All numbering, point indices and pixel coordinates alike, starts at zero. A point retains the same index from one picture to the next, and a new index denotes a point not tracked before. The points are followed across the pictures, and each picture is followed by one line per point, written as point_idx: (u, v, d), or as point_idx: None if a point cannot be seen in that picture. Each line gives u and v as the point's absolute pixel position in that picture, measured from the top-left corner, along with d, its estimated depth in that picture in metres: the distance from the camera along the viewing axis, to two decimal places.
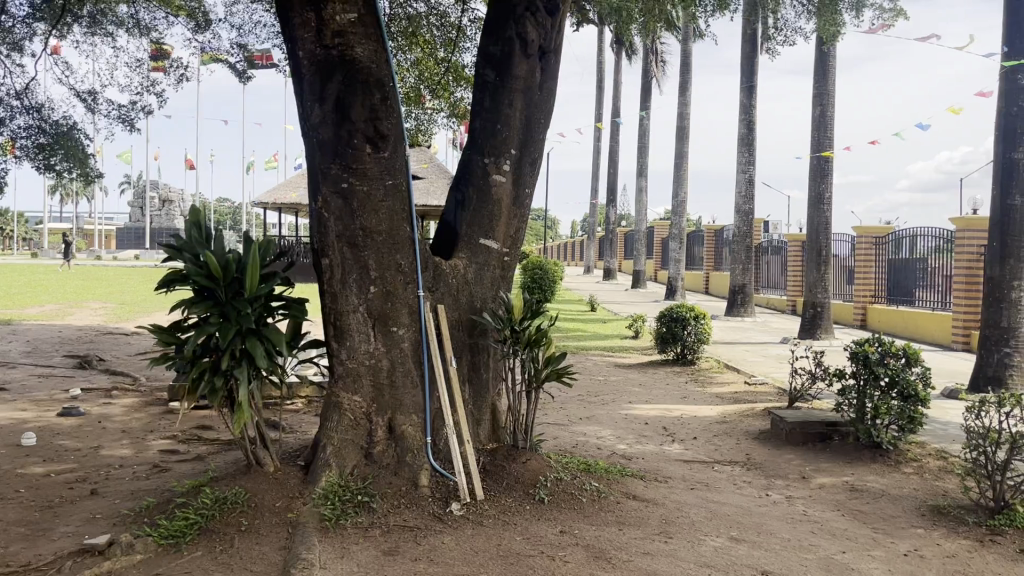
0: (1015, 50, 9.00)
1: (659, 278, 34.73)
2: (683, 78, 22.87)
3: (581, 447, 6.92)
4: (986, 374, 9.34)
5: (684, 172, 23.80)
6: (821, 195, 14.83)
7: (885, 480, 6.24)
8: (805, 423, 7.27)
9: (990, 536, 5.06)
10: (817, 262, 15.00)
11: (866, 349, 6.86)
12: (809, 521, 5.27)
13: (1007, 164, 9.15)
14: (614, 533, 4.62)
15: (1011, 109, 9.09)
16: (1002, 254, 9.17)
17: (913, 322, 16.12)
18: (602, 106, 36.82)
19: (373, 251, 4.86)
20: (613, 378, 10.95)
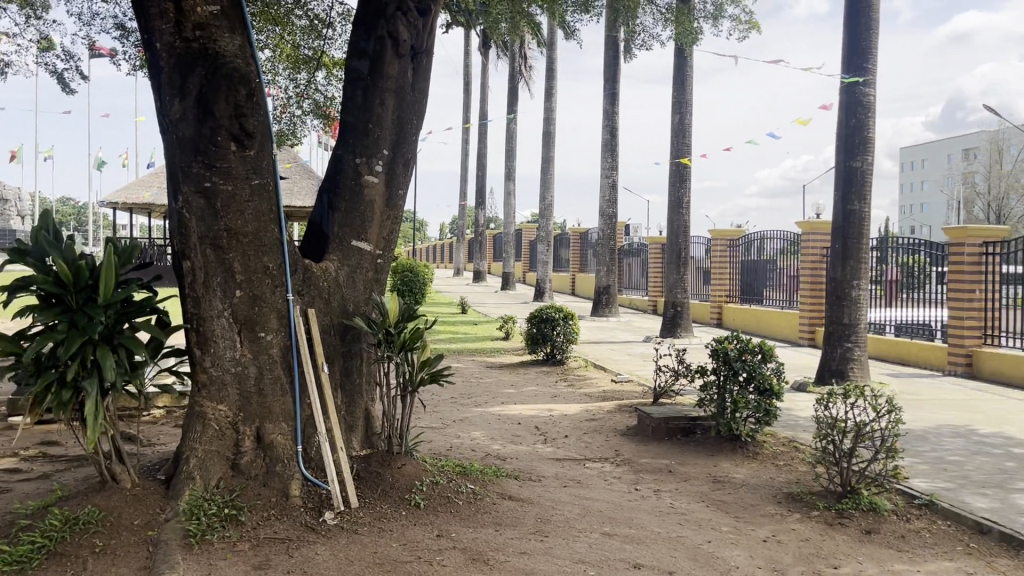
0: (853, 67, 9.72)
1: (528, 280, 35.24)
2: (549, 83, 23.30)
3: (455, 450, 6.91)
4: (831, 367, 10.02)
5: (550, 176, 24.26)
6: (680, 199, 15.48)
7: (745, 470, 6.56)
8: (669, 418, 7.55)
9: (838, 519, 5.43)
10: (677, 264, 15.62)
11: (725, 346, 7.19)
12: (676, 514, 5.48)
13: (847, 172, 9.83)
14: (490, 534, 4.63)
15: (850, 120, 9.79)
16: (844, 255, 9.84)
17: (764, 320, 17.08)
18: (468, 110, 37.01)
19: (239, 254, 4.66)
20: (485, 380, 11.01)
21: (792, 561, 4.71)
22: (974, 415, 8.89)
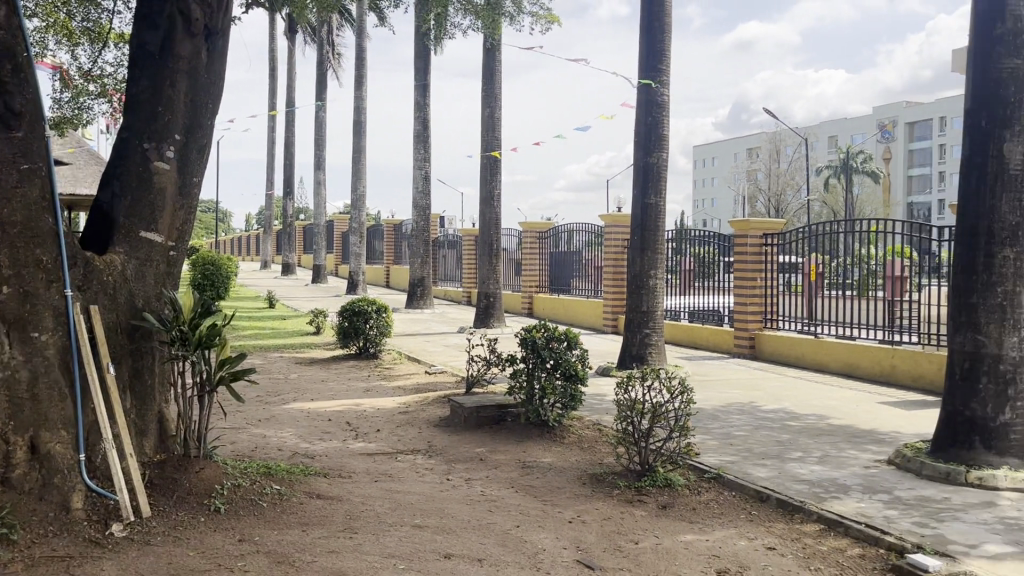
0: (648, 69, 10.26)
1: (340, 273, 34.51)
2: (359, 73, 22.89)
3: (261, 450, 6.64)
4: (632, 353, 10.56)
5: (362, 166, 23.86)
6: (490, 191, 15.72)
7: (552, 455, 6.78)
8: (479, 407, 7.65)
9: (638, 496, 5.73)
10: (489, 255, 15.86)
11: (533, 335, 7.36)
12: (485, 501, 5.56)
13: (645, 167, 10.38)
14: (297, 535, 4.48)
15: (646, 119, 10.33)
16: (642, 247, 10.39)
17: (572, 309, 17.74)
18: (275, 96, 35.63)
19: (5, 245, 4.20)
20: (294, 376, 10.66)
21: (595, 539, 4.91)
22: (757, 393, 9.70)
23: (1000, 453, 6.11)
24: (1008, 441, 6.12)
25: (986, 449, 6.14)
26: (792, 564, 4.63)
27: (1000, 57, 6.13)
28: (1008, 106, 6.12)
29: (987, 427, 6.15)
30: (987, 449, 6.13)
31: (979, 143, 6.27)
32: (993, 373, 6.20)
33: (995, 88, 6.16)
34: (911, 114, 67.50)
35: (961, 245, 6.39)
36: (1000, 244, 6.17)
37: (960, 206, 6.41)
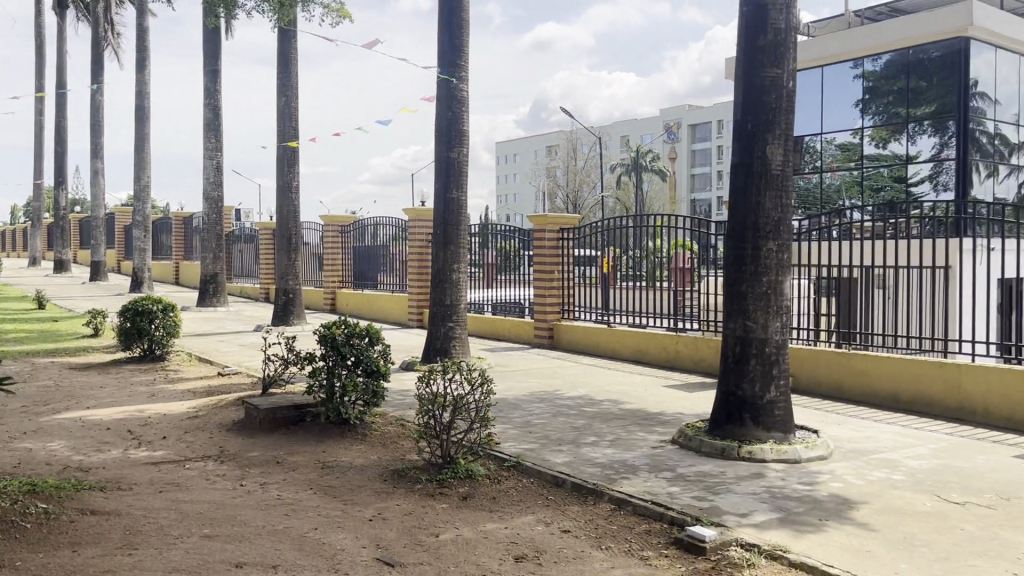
0: (447, 64, 10.31)
1: (123, 270, 32.02)
2: (141, 55, 21.34)
3: (25, 466, 6.01)
4: (435, 347, 10.58)
5: (146, 155, 22.27)
6: (288, 183, 15.20)
7: (353, 453, 6.66)
8: (275, 408, 7.36)
9: (439, 489, 5.76)
10: (287, 250, 15.33)
11: (333, 331, 7.16)
12: (282, 505, 5.36)
13: (445, 162, 10.42)
14: (65, 556, 4.09)
15: (446, 113, 10.38)
16: (444, 240, 10.44)
17: (376, 304, 17.55)
18: (43, 76, 32.42)
19: None
20: (67, 383, 9.76)
21: (395, 536, 4.87)
22: (555, 382, 10.05)
23: (767, 427, 6.74)
24: (773, 416, 6.76)
25: (755, 425, 6.74)
26: (585, 544, 4.83)
27: (763, 65, 6.72)
28: (770, 111, 6.71)
29: (756, 405, 6.76)
30: (756, 425, 6.73)
31: (746, 145, 6.84)
32: (760, 356, 6.79)
33: (761, 94, 6.74)
34: (693, 117, 72.60)
35: (732, 239, 6.93)
36: (765, 238, 6.76)
37: (730, 203, 6.96)
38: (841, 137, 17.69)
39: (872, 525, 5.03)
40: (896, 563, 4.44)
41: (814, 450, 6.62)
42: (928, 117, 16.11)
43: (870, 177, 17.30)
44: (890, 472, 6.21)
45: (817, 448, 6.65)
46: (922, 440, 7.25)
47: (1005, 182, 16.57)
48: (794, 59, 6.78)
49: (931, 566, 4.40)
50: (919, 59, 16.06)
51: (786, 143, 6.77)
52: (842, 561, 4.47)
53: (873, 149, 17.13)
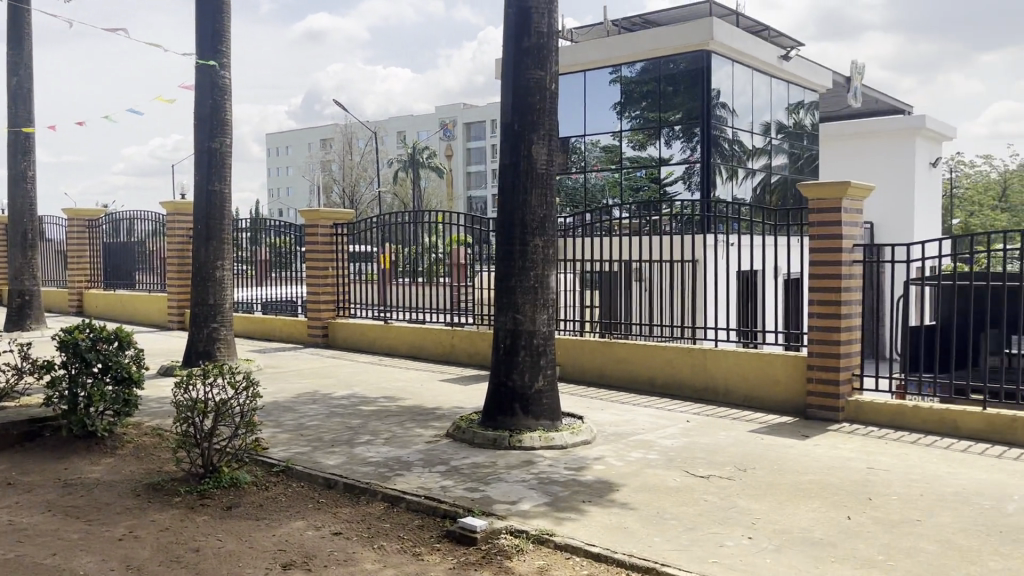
0: (205, 49, 9.72)
1: None
2: None
3: None
4: (197, 349, 9.94)
5: None
6: (22, 173, 13.64)
7: (100, 468, 6.09)
8: (5, 424, 6.55)
9: (200, 500, 5.41)
10: (22, 246, 13.77)
11: (75, 336, 6.45)
12: (12, 532, 4.78)
13: (206, 152, 9.82)
14: None
15: (205, 100, 9.78)
16: (206, 236, 9.85)
17: (131, 305, 16.24)
18: None
19: None
20: None
21: (149, 554, 4.51)
22: (328, 381, 9.81)
23: (536, 416, 6.99)
24: (542, 405, 7.03)
25: (525, 414, 6.98)
26: (356, 546, 4.74)
27: (527, 67, 6.94)
28: (534, 111, 6.95)
29: (525, 395, 6.99)
30: (526, 414, 6.97)
31: (512, 144, 7.04)
32: (529, 348, 7.03)
33: (525, 95, 6.95)
34: (467, 115, 73.97)
35: (501, 235, 7.10)
36: (532, 234, 7.00)
37: (499, 200, 7.13)
38: (601, 140, 18.27)
39: (631, 503, 5.36)
40: (650, 537, 4.76)
41: (579, 435, 6.95)
42: (677, 122, 17.01)
43: (627, 178, 17.97)
44: (647, 452, 6.67)
45: (582, 433, 7.00)
46: (674, 420, 7.85)
47: (743, 185, 18.12)
48: (556, 62, 7.06)
49: (679, 536, 4.77)
50: (667, 69, 16.92)
51: (550, 143, 7.05)
52: (603, 539, 4.73)
53: (629, 151, 17.83)
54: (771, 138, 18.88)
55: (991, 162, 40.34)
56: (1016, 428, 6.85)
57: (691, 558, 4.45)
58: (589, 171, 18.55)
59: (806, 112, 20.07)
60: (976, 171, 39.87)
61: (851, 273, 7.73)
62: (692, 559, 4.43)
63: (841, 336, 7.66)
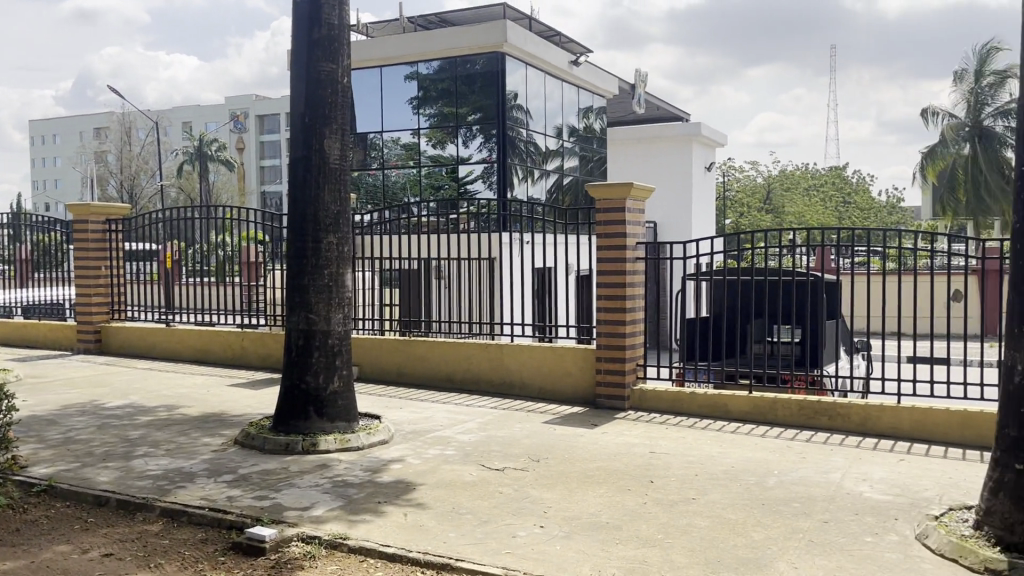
0: None
1: None
2: None
3: None
4: None
5: None
6: None
7: None
8: None
9: None
10: None
11: None
12: None
13: None
14: None
15: None
16: None
17: None
18: None
19: None
20: None
21: None
22: (102, 391, 9.03)
23: (330, 419, 6.81)
24: (337, 407, 6.86)
25: (319, 417, 6.78)
26: (129, 567, 4.39)
27: (318, 58, 6.73)
28: (326, 105, 6.77)
29: (319, 397, 6.79)
30: (320, 417, 6.77)
31: (303, 138, 6.81)
32: (323, 348, 6.83)
33: (316, 88, 6.74)
34: (261, 108, 71.07)
35: (292, 232, 6.84)
36: (325, 231, 6.80)
37: (290, 195, 6.88)
38: (401, 137, 18.02)
39: (426, 500, 5.35)
40: (445, 533, 4.77)
41: (376, 436, 6.84)
42: (474, 121, 17.23)
43: (427, 176, 17.89)
44: (444, 448, 6.69)
45: (379, 433, 6.90)
46: (471, 416, 7.94)
47: (538, 184, 18.69)
48: (348, 56, 6.91)
49: (474, 530, 4.82)
50: (464, 69, 17.09)
51: (343, 138, 6.88)
52: (398, 539, 4.68)
53: (429, 149, 17.77)
54: (564, 140, 19.63)
55: (756, 168, 44.35)
56: (776, 408, 7.54)
57: (485, 550, 4.51)
58: (388, 168, 18.28)
59: (595, 116, 21.04)
60: (744, 175, 43.67)
61: (634, 269, 8.18)
62: (485, 552, 4.49)
63: (626, 329, 8.08)
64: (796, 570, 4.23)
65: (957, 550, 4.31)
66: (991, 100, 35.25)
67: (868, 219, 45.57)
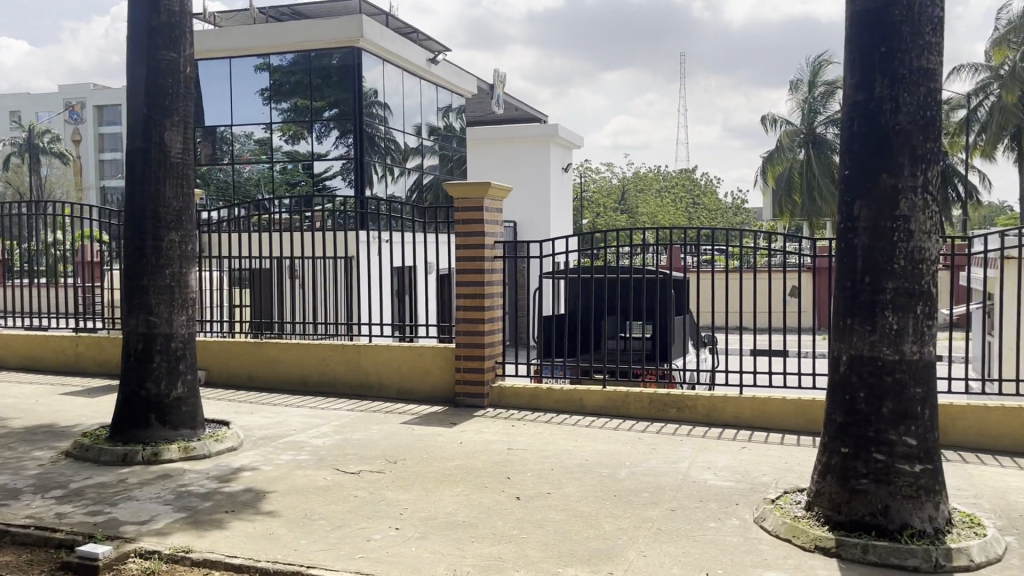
0: None
1: None
2: None
3: None
4: None
5: None
6: None
7: None
8: None
9: None
10: None
11: None
12: None
13: None
14: None
15: None
16: None
17: None
18: None
19: None
20: None
21: None
22: None
23: (174, 426, 6.45)
24: (181, 414, 6.50)
25: (162, 425, 6.41)
26: None
27: (157, 46, 6.36)
28: (167, 95, 6.40)
29: (161, 404, 6.42)
30: (163, 424, 6.41)
31: (142, 130, 6.42)
32: (166, 351, 6.46)
33: (155, 78, 6.37)
34: (99, 97, 66.74)
35: (130, 229, 6.44)
36: (167, 229, 6.44)
37: (127, 190, 6.47)
38: (253, 131, 17.33)
39: (277, 507, 5.17)
40: (296, 540, 4.62)
41: (224, 442, 6.53)
42: (331, 117, 16.83)
43: (282, 171, 17.30)
44: (297, 453, 6.48)
45: (227, 440, 6.59)
46: (327, 419, 7.74)
47: (398, 182, 18.48)
48: (190, 45, 6.56)
49: (327, 535, 4.69)
50: (319, 63, 16.69)
51: (186, 131, 6.54)
52: (246, 549, 4.49)
53: (282, 144, 17.19)
54: (423, 139, 19.50)
55: (611, 169, 45.72)
56: (628, 402, 7.78)
57: (338, 556, 4.40)
58: (239, 163, 17.54)
59: (454, 115, 21.03)
60: (600, 176, 44.93)
61: (492, 267, 8.22)
62: (339, 557, 4.38)
63: (485, 327, 8.11)
64: (644, 558, 4.36)
65: (790, 530, 4.58)
66: (822, 109, 37.89)
67: (714, 219, 47.93)
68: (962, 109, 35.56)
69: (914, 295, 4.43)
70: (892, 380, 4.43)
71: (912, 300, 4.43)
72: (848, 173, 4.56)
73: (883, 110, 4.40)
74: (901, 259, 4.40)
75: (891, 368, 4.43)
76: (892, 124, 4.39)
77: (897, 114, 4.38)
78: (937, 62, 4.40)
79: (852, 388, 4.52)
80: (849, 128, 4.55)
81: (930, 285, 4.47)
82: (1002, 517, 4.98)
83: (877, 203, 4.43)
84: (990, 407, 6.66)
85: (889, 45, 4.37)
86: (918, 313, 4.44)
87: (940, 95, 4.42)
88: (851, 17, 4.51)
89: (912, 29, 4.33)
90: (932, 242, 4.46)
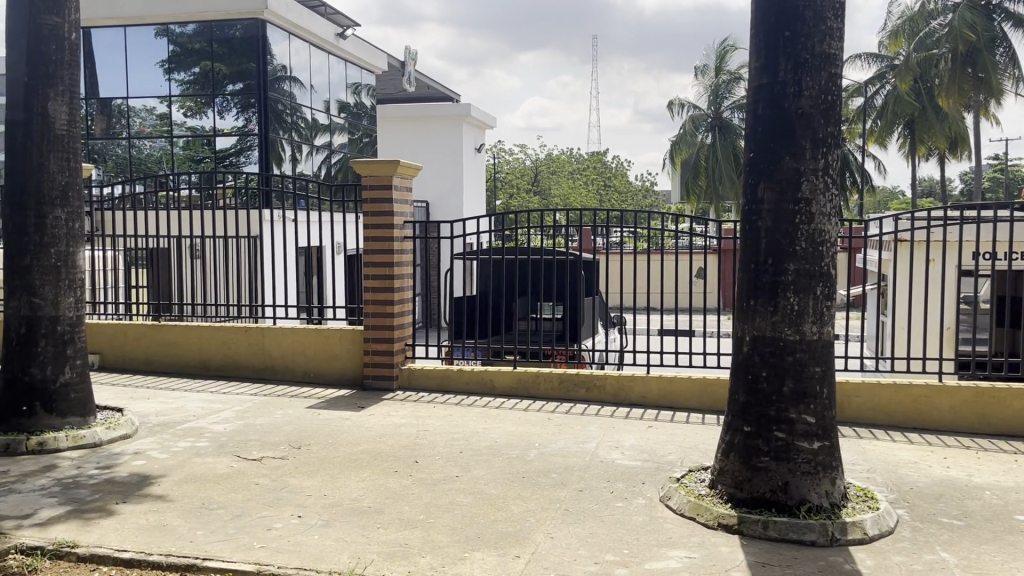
0: None
1: None
2: None
3: None
4: None
5: None
6: None
7: None
8: None
9: None
10: None
11: None
12: None
13: None
14: None
15: None
16: None
17: None
18: None
19: None
20: None
21: None
22: None
23: (61, 414, 6.08)
24: (69, 401, 6.13)
25: (47, 413, 6.03)
26: None
27: (38, 10, 5.93)
28: (51, 63, 5.98)
29: (46, 391, 6.04)
30: (48, 412, 6.03)
31: (23, 99, 6.00)
32: (51, 336, 6.08)
33: (35, 43, 5.94)
34: None
35: (9, 207, 6.03)
36: (52, 205, 6.05)
37: (8, 164, 6.05)
38: (152, 105, 16.49)
39: (170, 497, 4.94)
40: (192, 531, 4.42)
41: (116, 430, 6.19)
42: (235, 91, 16.21)
43: (184, 147, 16.56)
44: (195, 440, 6.22)
45: (120, 427, 6.24)
46: (229, 404, 7.47)
47: (306, 161, 17.98)
48: (75, 9, 6.14)
49: (225, 526, 4.50)
50: (221, 33, 16.04)
51: (72, 102, 6.13)
52: (137, 542, 4.27)
53: (183, 119, 16.44)
54: (332, 116, 19.02)
55: (524, 150, 45.53)
56: (539, 382, 7.78)
57: (236, 546, 4.22)
58: (137, 137, 16.70)
59: (365, 92, 20.59)
60: (513, 157, 44.88)
61: (402, 248, 8.06)
62: (236, 547, 4.20)
63: (393, 308, 7.97)
64: (551, 540, 4.34)
65: (694, 509, 4.65)
66: (727, 95, 38.90)
67: (625, 203, 48.41)
68: (859, 96, 36.99)
69: (815, 276, 4.52)
70: (792, 359, 4.53)
71: (813, 281, 4.52)
72: (753, 156, 4.61)
73: (786, 94, 4.46)
74: (802, 241, 4.49)
75: (792, 348, 4.52)
76: (795, 108, 4.45)
77: (799, 99, 4.44)
78: (839, 48, 4.47)
79: (755, 368, 4.60)
80: (754, 112, 4.60)
81: (830, 267, 4.57)
82: (893, 491, 5.18)
83: (779, 186, 4.50)
84: (883, 384, 6.94)
85: (792, 29, 4.43)
86: (818, 294, 4.54)
87: (841, 79, 4.50)
88: (756, 2, 4.55)
89: (815, 14, 4.40)
90: (832, 224, 4.56)
